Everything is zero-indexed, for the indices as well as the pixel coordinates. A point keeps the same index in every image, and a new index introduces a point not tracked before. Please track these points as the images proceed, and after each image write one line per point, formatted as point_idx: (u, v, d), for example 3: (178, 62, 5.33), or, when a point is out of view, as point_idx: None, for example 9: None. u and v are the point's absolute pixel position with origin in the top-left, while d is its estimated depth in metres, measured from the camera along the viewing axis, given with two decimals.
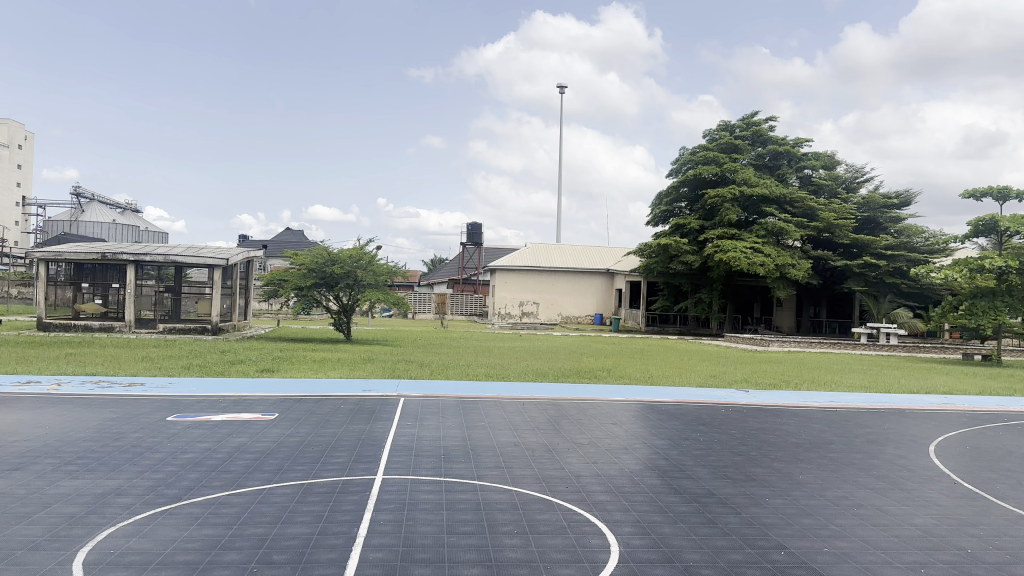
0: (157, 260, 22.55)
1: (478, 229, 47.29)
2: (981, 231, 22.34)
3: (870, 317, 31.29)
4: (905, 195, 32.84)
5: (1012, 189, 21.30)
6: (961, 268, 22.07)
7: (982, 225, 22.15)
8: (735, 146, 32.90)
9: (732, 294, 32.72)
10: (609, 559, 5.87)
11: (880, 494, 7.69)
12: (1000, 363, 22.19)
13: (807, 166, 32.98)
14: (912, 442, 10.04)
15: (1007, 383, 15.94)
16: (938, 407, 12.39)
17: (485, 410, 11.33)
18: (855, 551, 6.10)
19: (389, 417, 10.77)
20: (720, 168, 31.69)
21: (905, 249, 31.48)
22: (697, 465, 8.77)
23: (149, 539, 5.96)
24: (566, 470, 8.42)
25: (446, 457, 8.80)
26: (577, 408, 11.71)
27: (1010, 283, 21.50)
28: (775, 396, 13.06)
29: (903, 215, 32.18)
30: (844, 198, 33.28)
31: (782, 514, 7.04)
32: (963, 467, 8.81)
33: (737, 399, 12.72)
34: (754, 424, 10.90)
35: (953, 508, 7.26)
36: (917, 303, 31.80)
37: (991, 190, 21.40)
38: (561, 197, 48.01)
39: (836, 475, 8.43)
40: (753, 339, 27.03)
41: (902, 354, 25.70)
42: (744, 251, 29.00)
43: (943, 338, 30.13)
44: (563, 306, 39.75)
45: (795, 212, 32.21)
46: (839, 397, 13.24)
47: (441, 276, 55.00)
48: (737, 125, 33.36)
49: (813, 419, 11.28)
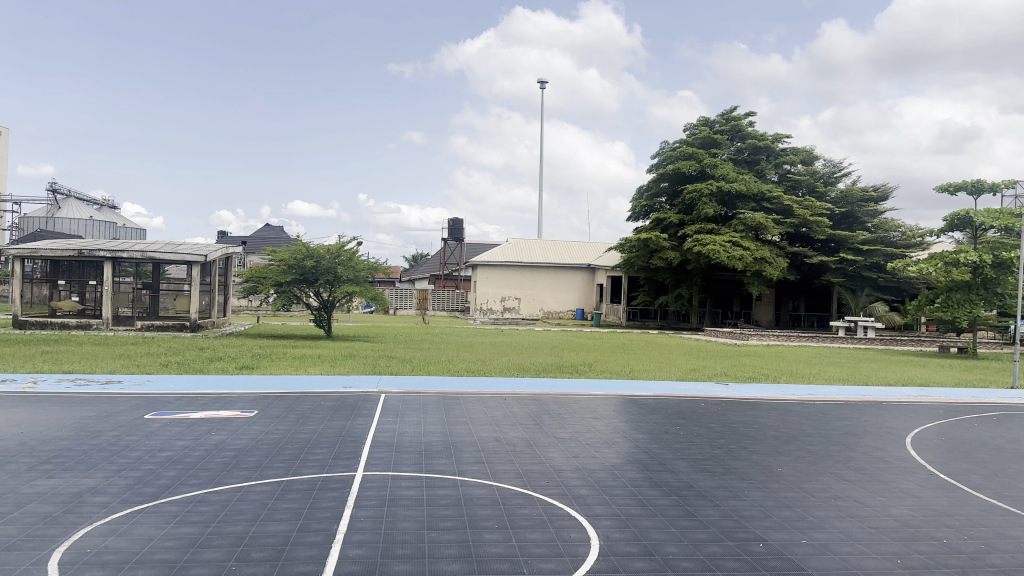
0: (135, 256, 22.34)
1: (460, 224, 47.19)
2: (955, 225, 22.69)
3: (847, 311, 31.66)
4: (883, 189, 33.11)
5: (986, 182, 21.54)
6: (937, 262, 22.25)
7: (956, 220, 22.48)
8: (714, 141, 33.06)
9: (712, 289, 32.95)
10: (589, 552, 5.90)
11: (858, 486, 7.78)
12: (976, 355, 22.47)
13: (785, 162, 33.19)
14: (889, 433, 10.15)
15: (984, 375, 16.15)
16: (914, 400, 12.53)
17: (466, 406, 11.32)
18: (832, 542, 6.16)
19: (369, 414, 10.74)
20: (700, 164, 31.77)
21: (883, 243, 31.81)
22: (676, 458, 8.82)
23: (126, 538, 5.91)
24: (547, 465, 8.45)
25: (426, 453, 8.79)
26: (558, 403, 11.74)
27: (985, 276, 21.77)
28: (754, 390, 13.16)
29: (881, 209, 32.44)
30: (822, 193, 33.57)
31: (760, 506, 7.10)
32: (939, 458, 8.91)
33: (717, 393, 12.81)
34: (733, 417, 10.98)
35: (930, 499, 7.36)
36: (893, 297, 32.21)
37: (966, 183, 21.65)
38: (542, 193, 48.08)
39: (814, 467, 8.51)
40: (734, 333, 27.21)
41: (880, 347, 25.97)
42: (724, 245, 29.16)
43: (920, 331, 30.58)
44: (544, 301, 39.78)
45: (773, 208, 32.46)
46: (817, 390, 13.38)
47: (423, 272, 54.98)
48: (717, 119, 33.51)
49: (790, 412, 11.39)
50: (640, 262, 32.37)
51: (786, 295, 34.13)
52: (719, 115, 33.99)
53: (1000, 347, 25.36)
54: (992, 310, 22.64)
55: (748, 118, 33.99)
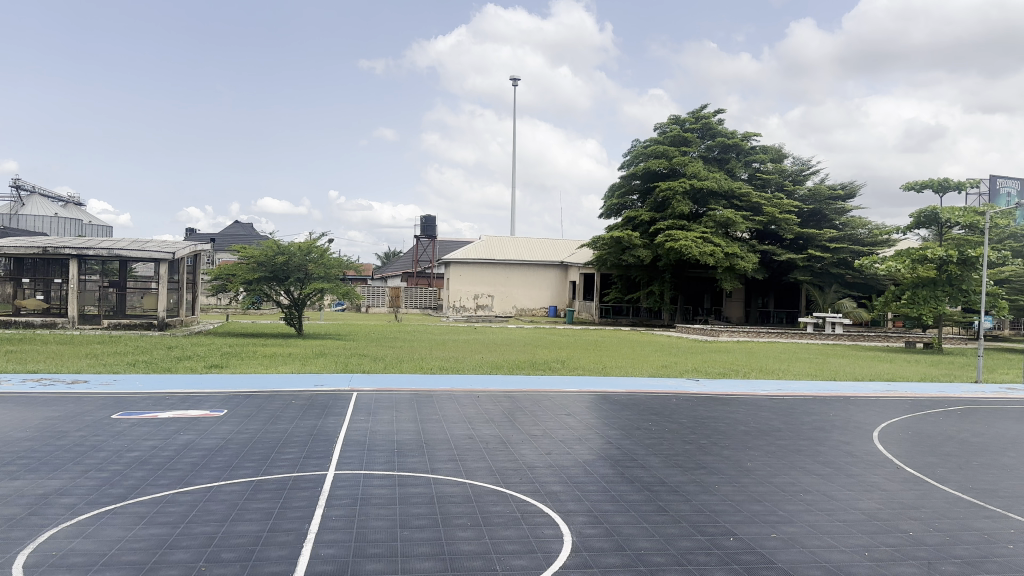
0: (101, 254, 21.96)
1: (432, 221, 47.05)
2: (924, 222, 23.06)
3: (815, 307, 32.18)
4: (851, 187, 33.59)
5: (952, 180, 21.93)
6: (904, 259, 22.83)
7: (924, 216, 22.86)
8: (685, 139, 33.34)
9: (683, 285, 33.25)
10: (562, 548, 5.92)
11: (827, 480, 7.90)
12: (941, 350, 22.92)
13: (755, 160, 33.55)
14: (857, 428, 10.31)
15: (948, 370, 16.46)
16: (881, 394, 12.75)
17: (439, 404, 11.28)
18: (802, 536, 6.24)
19: (341, 413, 10.66)
20: (671, 162, 32.04)
21: (850, 240, 32.30)
22: (648, 454, 8.88)
23: (93, 540, 5.82)
24: (520, 461, 8.46)
25: (399, 452, 8.75)
26: (531, 400, 11.75)
27: (950, 273, 22.19)
28: (725, 385, 13.31)
29: (849, 207, 32.88)
30: (790, 191, 33.99)
31: (731, 501, 7.17)
32: (905, 452, 9.08)
33: (689, 388, 12.92)
34: (704, 412, 11.08)
35: (896, 492, 7.48)
36: (860, 293, 32.71)
37: (932, 181, 22.02)
38: (515, 190, 47.96)
39: (783, 461, 8.62)
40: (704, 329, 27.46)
41: (847, 342, 26.38)
42: (695, 241, 29.38)
43: (886, 327, 31.11)
44: (517, 298, 39.80)
45: (743, 206, 32.80)
46: (786, 385, 13.57)
47: (395, 269, 54.83)
48: (687, 118, 33.78)
49: (761, 407, 11.53)
50: (613, 259, 32.49)
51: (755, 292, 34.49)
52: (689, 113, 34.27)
53: (963, 342, 25.87)
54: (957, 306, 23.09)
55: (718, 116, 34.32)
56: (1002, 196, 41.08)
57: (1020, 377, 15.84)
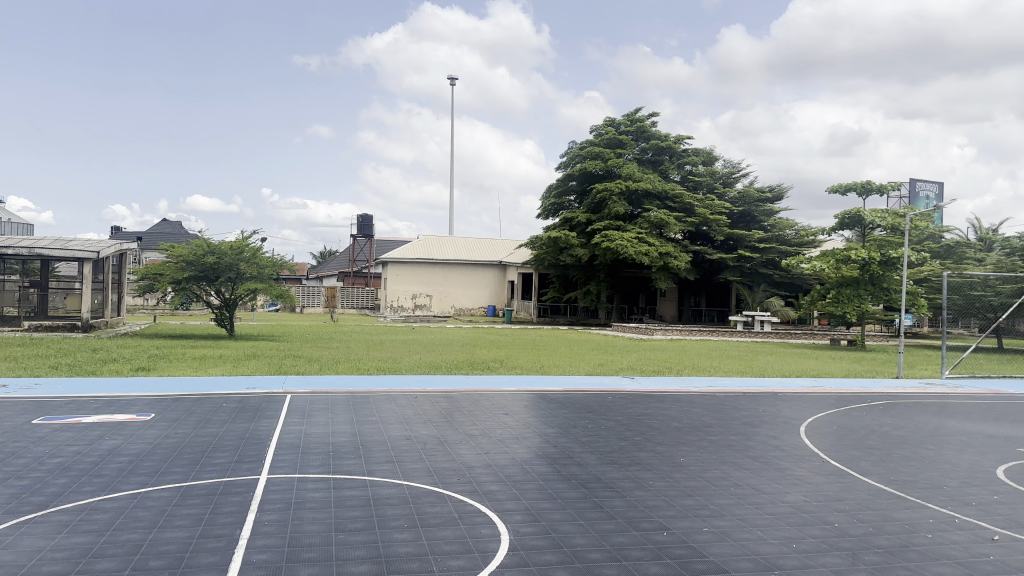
0: (18, 253, 21.02)
1: (369, 220, 46.60)
2: (847, 223, 23.96)
3: (745, 306, 33.15)
4: (778, 190, 34.61)
5: (874, 184, 22.82)
6: (829, 260, 23.55)
7: (847, 218, 23.71)
8: (620, 142, 33.85)
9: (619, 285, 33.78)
10: (499, 547, 5.95)
11: (756, 474, 8.13)
12: (863, 347, 23.86)
13: (688, 162, 34.28)
14: (785, 423, 10.64)
15: (870, 366, 17.13)
16: (807, 390, 13.19)
17: (376, 405, 11.18)
18: (732, 529, 6.40)
19: (275, 415, 10.46)
20: (607, 163, 32.48)
21: (778, 241, 33.35)
22: (585, 451, 8.99)
23: (11, 551, 5.57)
24: (457, 462, 8.45)
25: (334, 454, 8.64)
26: (469, 400, 11.75)
27: (872, 273, 23.08)
28: (659, 382, 13.57)
29: (776, 209, 33.90)
30: (721, 193, 34.83)
31: (664, 496, 7.32)
32: (830, 446, 9.42)
33: (624, 386, 13.12)
34: (639, 410, 11.28)
35: (822, 485, 7.75)
36: (788, 293, 33.78)
37: (855, 185, 22.86)
38: (453, 189, 47.93)
39: (715, 456, 8.83)
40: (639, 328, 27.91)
41: (775, 340, 27.24)
42: (631, 241, 29.86)
43: (812, 325, 32.20)
44: (455, 298, 39.76)
45: (676, 207, 33.47)
46: (717, 382, 13.91)
47: (331, 269, 54.11)
48: (622, 120, 34.25)
49: (693, 403, 11.80)
50: (550, 259, 32.77)
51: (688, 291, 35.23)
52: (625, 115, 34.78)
53: (884, 339, 27.02)
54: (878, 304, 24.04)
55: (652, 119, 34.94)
56: (921, 198, 43.04)
57: (936, 372, 16.64)
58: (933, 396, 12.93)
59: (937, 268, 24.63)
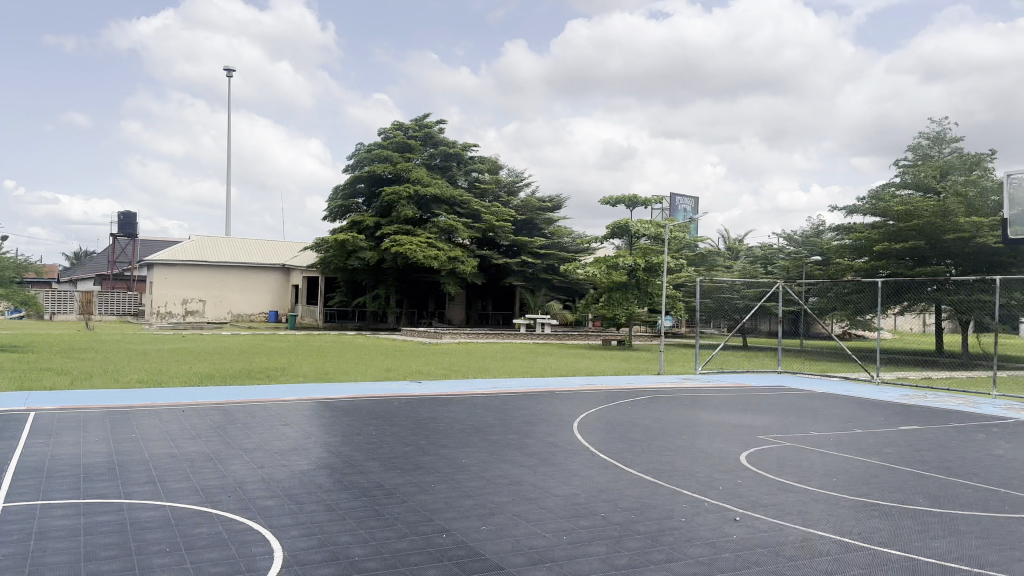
0: None
1: (132, 218, 42.78)
2: (615, 233, 25.73)
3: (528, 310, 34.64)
4: (556, 200, 36.39)
5: (640, 197, 24.75)
6: (601, 266, 25.21)
7: (616, 228, 25.53)
8: (408, 146, 34.01)
9: (407, 289, 33.86)
10: (272, 565, 5.68)
11: (533, 471, 8.47)
12: (632, 347, 25.86)
13: (474, 169, 35.21)
14: (560, 420, 11.23)
15: (637, 364, 18.60)
16: (582, 388, 14.03)
17: (138, 421, 10.26)
18: (508, 526, 6.59)
19: (12, 437, 9.23)
20: (394, 167, 32.48)
21: (557, 247, 35.05)
22: (367, 459, 8.86)
23: None
24: (230, 478, 7.96)
25: (86, 477, 7.79)
26: (246, 411, 11.16)
27: (639, 278, 25.09)
28: (445, 386, 13.77)
29: (555, 218, 35.63)
30: (505, 201, 36.04)
31: (445, 499, 7.40)
32: (601, 439, 10.07)
33: (410, 390, 13.15)
34: (424, 413, 11.35)
35: (591, 476, 8.24)
36: (567, 297, 35.86)
37: (624, 198, 24.66)
38: (231, 189, 45.38)
39: (495, 456, 9.09)
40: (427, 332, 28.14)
41: (555, 342, 28.78)
42: (418, 246, 30.06)
43: (588, 327, 34.45)
44: (233, 304, 37.72)
45: (463, 213, 34.19)
46: (500, 383, 14.37)
47: (89, 271, 48.96)
48: (410, 125, 34.43)
49: (476, 405, 12.10)
50: (337, 262, 31.99)
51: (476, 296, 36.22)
52: (412, 120, 35.04)
53: (649, 338, 29.74)
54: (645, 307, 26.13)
55: (439, 125, 35.53)
56: (680, 211, 47.73)
57: (691, 368, 18.44)
58: (687, 390, 14.32)
59: (694, 274, 27.42)
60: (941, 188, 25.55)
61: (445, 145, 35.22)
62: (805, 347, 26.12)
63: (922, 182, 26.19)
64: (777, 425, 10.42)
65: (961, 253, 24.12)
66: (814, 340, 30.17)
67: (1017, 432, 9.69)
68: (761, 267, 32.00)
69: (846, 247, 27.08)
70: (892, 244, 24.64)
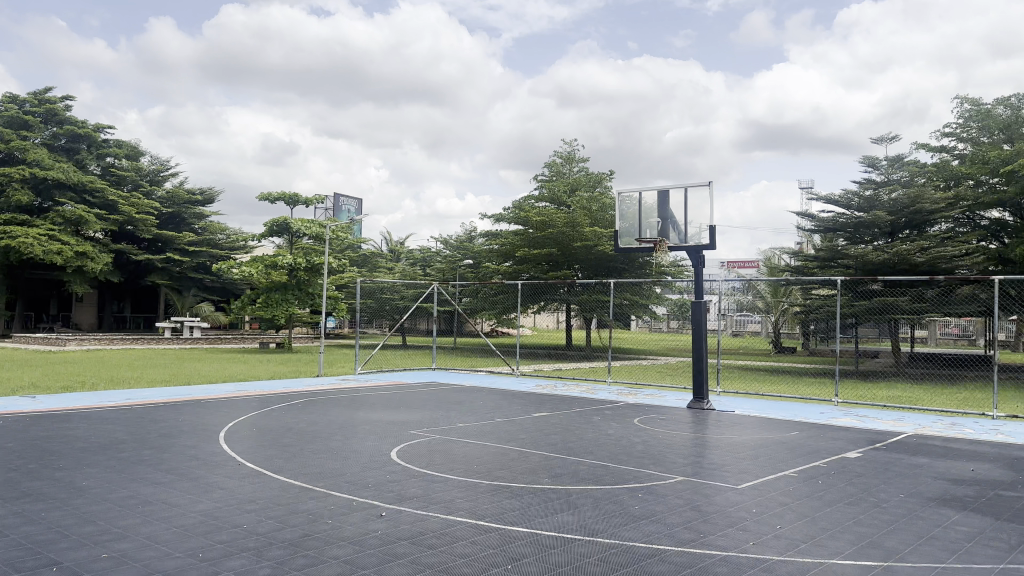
0: None
1: None
2: (276, 231, 25.49)
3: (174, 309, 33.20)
4: (206, 193, 35.63)
5: (300, 196, 24.32)
6: (257, 265, 24.83)
7: (275, 226, 25.28)
8: (25, 122, 30.22)
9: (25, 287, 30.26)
10: None
11: (170, 487, 7.74)
12: (291, 350, 25.34)
13: (110, 154, 32.05)
14: (205, 430, 10.48)
15: (294, 367, 18.23)
16: (232, 395, 13.31)
17: None
18: (135, 549, 5.89)
19: None
20: (7, 147, 28.74)
21: (208, 243, 34.27)
22: None
23: None
24: None
25: None
26: None
27: (298, 278, 24.94)
28: (66, 400, 12.06)
29: (205, 212, 34.80)
30: (147, 191, 33.82)
31: (57, 529, 6.39)
32: (250, 447, 9.59)
33: (18, 407, 11.26)
34: (36, 433, 9.77)
35: (236, 486, 7.76)
36: (220, 297, 35.00)
37: (284, 197, 24.04)
38: None
39: (125, 475, 8.14)
40: (49, 338, 24.91)
41: (206, 346, 27.17)
42: (39, 239, 26.92)
43: (241, 326, 34.03)
44: None
45: (97, 202, 30.85)
46: (136, 394, 13.01)
47: None
48: (27, 99, 30.52)
49: (105, 420, 10.78)
50: None
51: (112, 295, 33.70)
52: (31, 94, 31.02)
53: (308, 342, 30.08)
54: (304, 308, 26.03)
55: (66, 102, 31.71)
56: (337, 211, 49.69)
57: (349, 369, 18.62)
58: (343, 391, 14.35)
59: (355, 276, 28.06)
60: (569, 201, 29.24)
61: (73, 125, 31.63)
62: (458, 343, 28.17)
63: (556, 197, 29.71)
64: (427, 420, 10.94)
65: (584, 259, 28.07)
66: (466, 338, 32.56)
67: (621, 412, 11.42)
68: (419, 269, 33.39)
69: (492, 252, 30.03)
70: (531, 249, 27.45)
